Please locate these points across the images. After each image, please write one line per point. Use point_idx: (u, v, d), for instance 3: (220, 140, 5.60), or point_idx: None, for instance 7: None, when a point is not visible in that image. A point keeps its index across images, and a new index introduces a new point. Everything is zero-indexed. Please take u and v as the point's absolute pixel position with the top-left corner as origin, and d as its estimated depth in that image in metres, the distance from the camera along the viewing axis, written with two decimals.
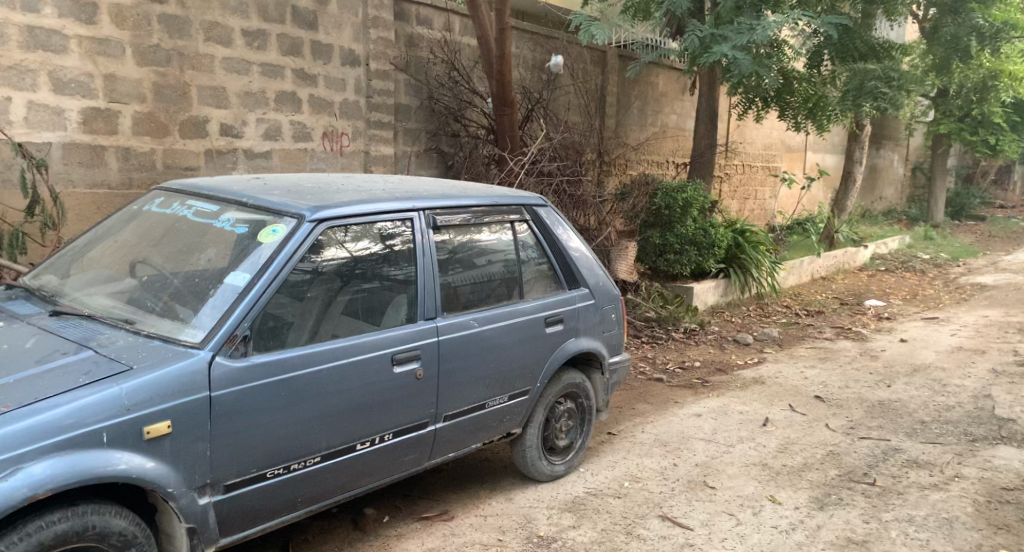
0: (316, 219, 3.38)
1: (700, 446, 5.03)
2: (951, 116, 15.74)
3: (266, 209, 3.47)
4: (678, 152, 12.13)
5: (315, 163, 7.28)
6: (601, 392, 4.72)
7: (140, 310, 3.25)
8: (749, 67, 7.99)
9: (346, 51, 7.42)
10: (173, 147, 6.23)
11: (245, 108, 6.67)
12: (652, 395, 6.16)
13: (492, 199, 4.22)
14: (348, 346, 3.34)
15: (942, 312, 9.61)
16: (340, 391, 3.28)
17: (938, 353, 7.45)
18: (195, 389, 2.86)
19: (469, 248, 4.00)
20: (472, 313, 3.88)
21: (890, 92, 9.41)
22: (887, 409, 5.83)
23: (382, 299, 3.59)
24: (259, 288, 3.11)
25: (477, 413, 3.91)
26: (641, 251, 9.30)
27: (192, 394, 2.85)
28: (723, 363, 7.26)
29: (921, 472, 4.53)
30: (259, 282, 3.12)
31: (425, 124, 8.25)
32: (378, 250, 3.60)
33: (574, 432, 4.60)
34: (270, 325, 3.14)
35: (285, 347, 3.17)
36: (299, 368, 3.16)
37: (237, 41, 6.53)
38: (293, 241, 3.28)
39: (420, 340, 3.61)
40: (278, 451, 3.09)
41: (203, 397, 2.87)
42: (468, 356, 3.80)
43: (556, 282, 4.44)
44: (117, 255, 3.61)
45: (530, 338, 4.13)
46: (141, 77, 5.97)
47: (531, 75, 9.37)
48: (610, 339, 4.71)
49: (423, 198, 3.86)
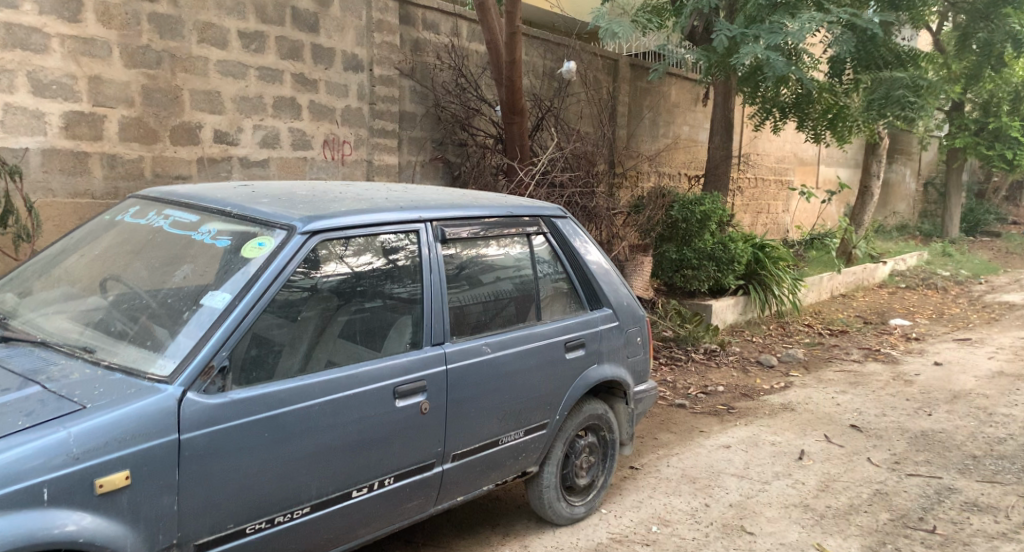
0: (309, 230, 2.95)
1: (732, 483, 4.59)
2: (967, 129, 15.35)
3: (251, 219, 3.04)
4: (691, 163, 11.70)
5: (315, 173, 6.87)
6: (625, 424, 4.26)
7: (104, 334, 2.82)
8: (783, 68, 7.59)
9: (349, 56, 7.03)
10: (163, 155, 5.82)
11: (240, 113, 6.27)
12: (675, 423, 5.71)
13: (505, 210, 3.81)
14: (345, 377, 2.91)
15: (973, 333, 9.15)
16: (335, 431, 2.85)
17: (977, 378, 7.00)
18: (159, 433, 2.42)
19: (477, 264, 3.56)
20: (485, 338, 3.45)
21: (918, 101, 8.93)
22: (931, 441, 5.40)
23: (385, 322, 3.16)
24: (240, 310, 2.67)
25: (489, 450, 3.47)
26: (657, 266, 8.87)
27: (155, 438, 2.41)
28: (749, 387, 6.78)
29: (985, 517, 4.17)
30: (241, 304, 2.69)
31: (429, 133, 7.86)
32: (378, 266, 3.17)
33: (595, 469, 4.14)
34: (254, 353, 2.71)
35: (270, 379, 2.74)
36: (286, 403, 2.72)
37: (233, 43, 6.15)
38: (281, 255, 2.85)
39: (426, 369, 3.17)
40: (262, 502, 2.65)
41: (168, 442, 2.43)
42: (479, 386, 3.36)
43: (576, 302, 4.00)
44: (84, 270, 3.19)
45: (549, 365, 3.70)
46: (129, 79, 5.57)
47: (542, 83, 8.97)
48: (635, 365, 4.27)
49: (429, 209, 3.44)
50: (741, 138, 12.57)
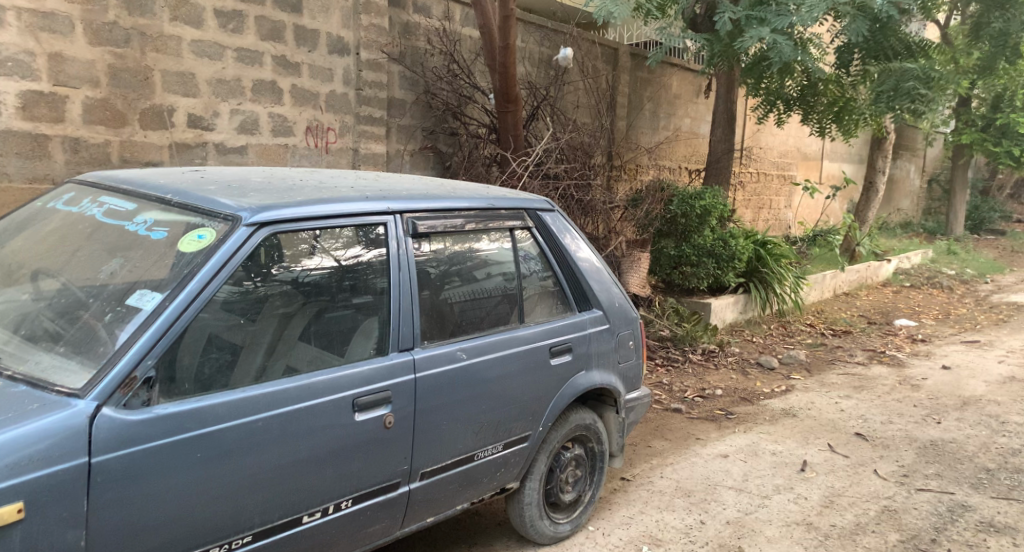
0: (256, 222, 2.63)
1: (730, 497, 4.29)
2: (974, 125, 15.06)
3: (192, 208, 2.72)
4: (692, 157, 11.36)
5: (296, 161, 6.53)
6: (615, 434, 3.94)
7: (15, 339, 2.55)
8: (790, 54, 7.25)
9: (333, 38, 6.68)
10: (131, 139, 5.49)
11: (217, 97, 5.93)
12: (670, 430, 5.41)
13: (487, 201, 3.48)
14: (295, 389, 2.61)
15: (981, 334, 8.83)
16: (282, 450, 2.55)
17: (988, 384, 6.69)
18: (64, 458, 2.13)
19: (460, 262, 3.25)
20: (460, 343, 3.13)
21: (929, 94, 8.58)
22: (941, 452, 5.08)
23: (346, 326, 2.84)
24: (169, 314, 2.38)
25: (464, 466, 3.15)
26: (654, 262, 8.56)
27: (58, 463, 2.12)
28: (748, 391, 6.47)
29: (1002, 539, 3.85)
30: (171, 306, 2.39)
31: (419, 121, 7.54)
32: (338, 263, 2.85)
33: (582, 483, 3.83)
34: (185, 362, 2.41)
35: (206, 392, 2.44)
36: (223, 420, 2.42)
37: (209, 22, 5.81)
38: (222, 250, 2.53)
39: (392, 379, 2.86)
40: (193, 532, 2.36)
41: (74, 467, 2.14)
42: (452, 395, 3.05)
43: (564, 303, 3.68)
44: (8, 261, 2.89)
45: (531, 371, 3.38)
46: (94, 58, 5.23)
47: (538, 70, 8.64)
48: (627, 371, 3.96)
49: (399, 200, 3.11)
50: (743, 132, 12.23)
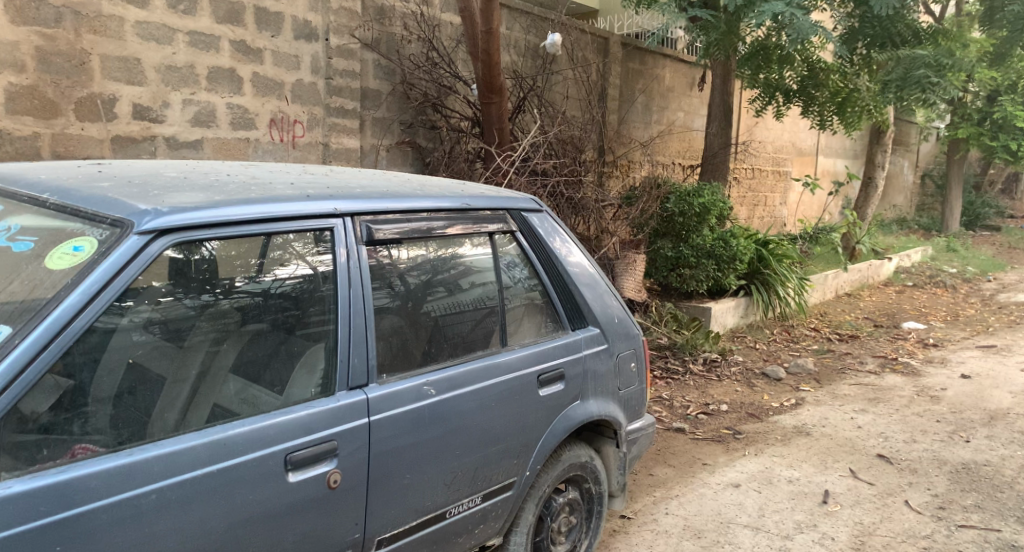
0: (153, 229, 2.02)
1: (746, 538, 3.74)
2: (970, 119, 14.58)
3: (67, 211, 2.13)
4: (687, 152, 10.78)
5: (259, 156, 5.93)
6: (615, 472, 3.38)
7: None
8: (808, 27, 6.64)
9: (300, 22, 6.06)
10: (66, 132, 4.87)
11: (166, 86, 5.32)
12: (674, 454, 4.84)
13: (462, 200, 2.89)
14: (205, 447, 2.03)
15: (997, 339, 8.29)
16: (182, 529, 1.96)
17: (1013, 395, 6.15)
18: None
19: (452, 268, 2.74)
20: (428, 375, 2.54)
21: (941, 81, 8.04)
22: (976, 477, 4.55)
23: (281, 357, 2.28)
24: (12, 359, 1.81)
25: (435, 526, 2.58)
26: (651, 264, 8.00)
27: None
28: (757, 406, 5.91)
29: None
30: (18, 348, 1.82)
31: (397, 114, 6.94)
32: (308, 273, 2.34)
33: (577, 531, 3.26)
34: (37, 420, 1.85)
35: (73, 461, 1.88)
36: (96, 497, 1.85)
37: (155, 2, 5.19)
38: (94, 271, 1.94)
39: (339, 426, 2.27)
40: None
41: None
42: (417, 439, 2.47)
43: (555, 318, 3.11)
44: None
45: (516, 404, 2.80)
46: (18, 39, 4.60)
47: (525, 61, 8.06)
48: (629, 399, 3.39)
49: (352, 199, 2.51)
50: (738, 126, 11.66)
